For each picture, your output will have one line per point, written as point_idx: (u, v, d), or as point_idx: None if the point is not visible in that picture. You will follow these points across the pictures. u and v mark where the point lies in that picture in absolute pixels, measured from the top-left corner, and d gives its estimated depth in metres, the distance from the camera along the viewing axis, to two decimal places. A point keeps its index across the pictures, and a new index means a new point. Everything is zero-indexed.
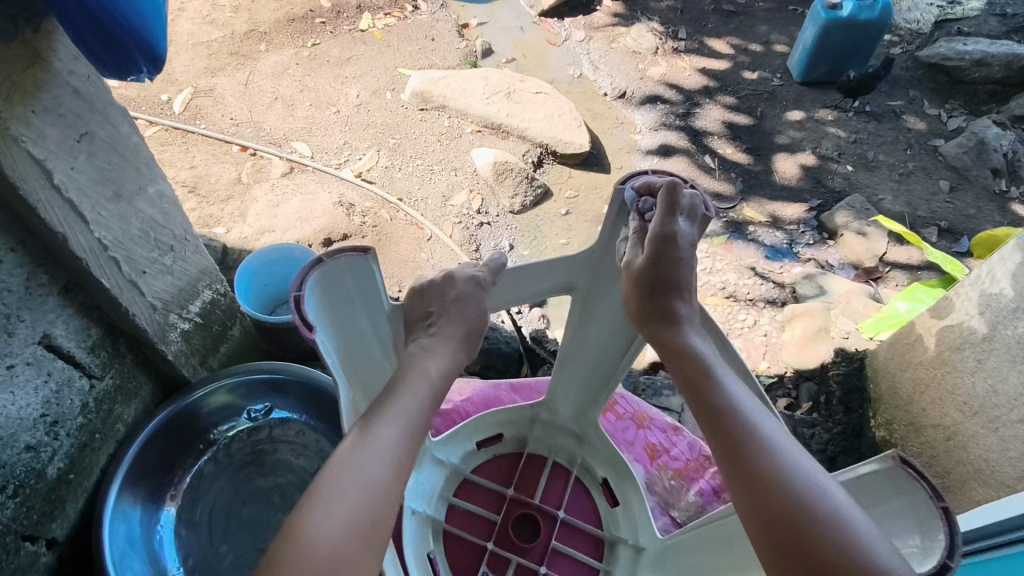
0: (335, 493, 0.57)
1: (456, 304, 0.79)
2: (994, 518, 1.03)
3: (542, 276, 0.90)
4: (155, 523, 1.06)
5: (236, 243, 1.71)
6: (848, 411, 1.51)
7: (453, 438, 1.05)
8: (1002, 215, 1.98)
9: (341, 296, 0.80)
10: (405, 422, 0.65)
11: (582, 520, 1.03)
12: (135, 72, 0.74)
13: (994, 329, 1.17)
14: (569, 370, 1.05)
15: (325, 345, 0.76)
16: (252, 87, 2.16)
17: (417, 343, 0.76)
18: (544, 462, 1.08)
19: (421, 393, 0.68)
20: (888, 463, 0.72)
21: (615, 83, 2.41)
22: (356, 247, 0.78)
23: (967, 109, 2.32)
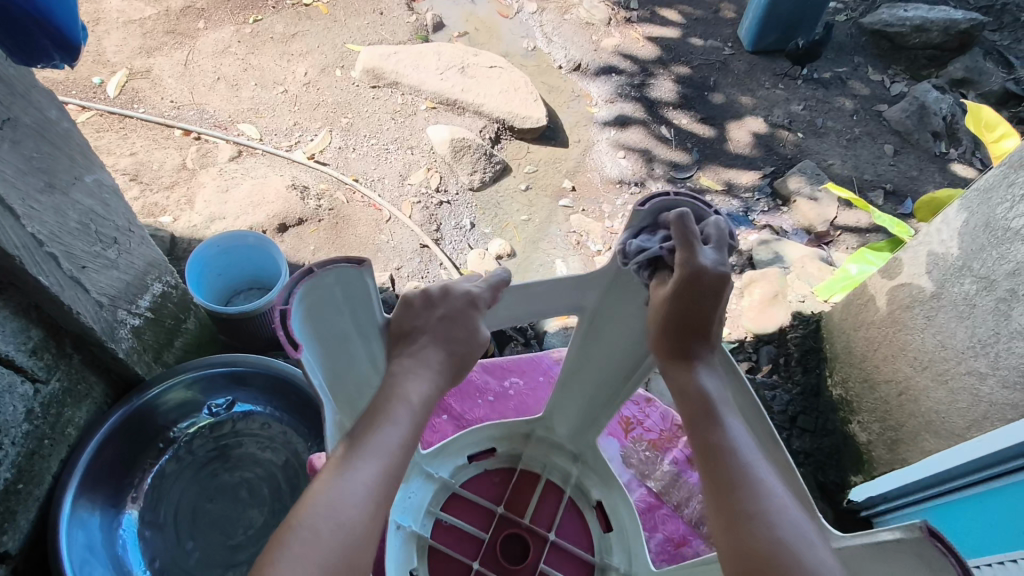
0: (308, 540, 0.53)
1: (443, 324, 0.71)
2: (961, 460, 1.07)
3: (555, 290, 0.80)
4: (116, 527, 1.02)
5: (185, 232, 1.64)
6: (806, 371, 1.58)
7: (443, 452, 0.97)
8: (942, 175, 2.06)
9: (328, 309, 0.67)
10: (385, 457, 0.60)
11: (573, 544, 0.95)
12: (48, 62, 0.67)
13: (941, 286, 1.22)
14: (569, 390, 0.96)
15: (311, 366, 0.64)
16: (192, 67, 2.05)
17: (397, 366, 0.68)
18: (537, 479, 0.99)
19: (403, 423, 0.63)
20: (915, 533, 0.58)
21: (569, 55, 2.39)
22: (350, 257, 0.63)
23: (908, 74, 2.38)
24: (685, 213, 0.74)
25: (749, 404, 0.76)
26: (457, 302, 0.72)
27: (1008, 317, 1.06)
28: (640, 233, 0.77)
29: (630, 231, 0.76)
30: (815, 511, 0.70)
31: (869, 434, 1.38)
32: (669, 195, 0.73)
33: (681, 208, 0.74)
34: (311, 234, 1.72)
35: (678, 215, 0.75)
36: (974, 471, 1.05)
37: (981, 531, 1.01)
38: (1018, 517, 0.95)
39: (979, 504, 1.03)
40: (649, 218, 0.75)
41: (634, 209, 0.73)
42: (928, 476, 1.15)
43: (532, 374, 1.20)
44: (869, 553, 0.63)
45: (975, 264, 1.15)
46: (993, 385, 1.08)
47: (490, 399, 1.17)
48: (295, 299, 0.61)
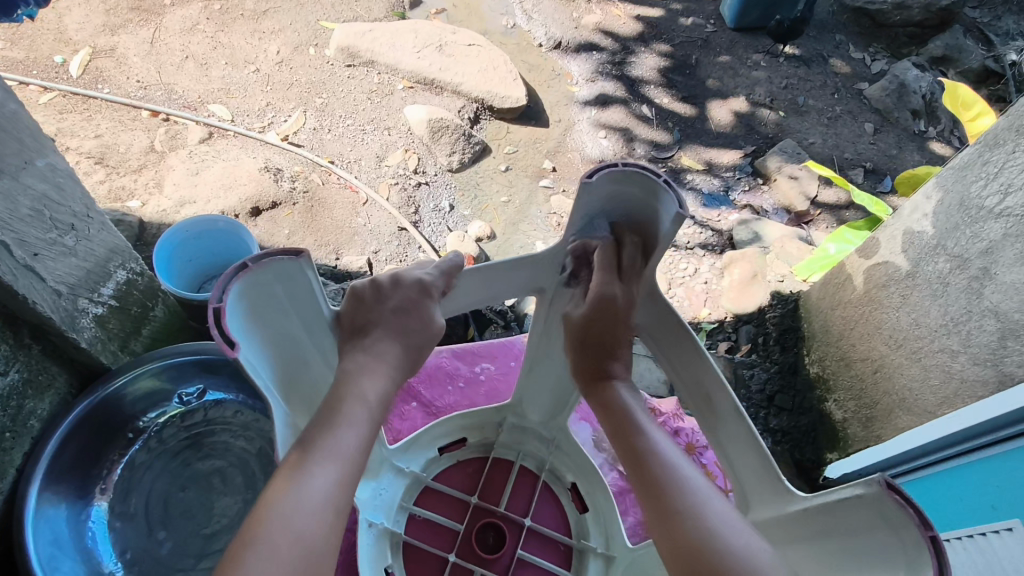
0: (264, 554, 0.52)
1: (396, 316, 0.70)
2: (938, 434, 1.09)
3: (518, 275, 0.78)
4: (83, 520, 1.00)
5: (154, 217, 1.59)
6: (783, 350, 1.59)
7: (414, 445, 0.96)
8: (921, 154, 2.07)
9: (270, 307, 0.64)
10: (343, 460, 0.59)
11: (549, 528, 0.94)
12: (21, 11, 0.75)
13: (916, 265, 1.23)
14: (535, 377, 0.95)
15: (251, 364, 0.61)
16: (158, 46, 1.99)
17: (350, 363, 0.67)
18: (510, 467, 0.98)
19: (359, 423, 0.62)
20: (875, 488, 0.58)
21: (549, 33, 2.34)
22: (287, 250, 0.61)
23: (889, 52, 2.38)
24: (637, 183, 0.69)
25: (713, 378, 0.75)
26: (409, 292, 0.70)
27: (980, 296, 1.07)
28: (592, 209, 0.72)
29: (582, 204, 0.72)
30: (781, 479, 0.70)
31: (845, 412, 1.39)
32: (618, 166, 0.68)
33: (633, 180, 0.68)
34: (286, 218, 1.68)
35: (629, 187, 0.69)
36: (952, 444, 1.06)
37: (952, 503, 1.03)
38: (991, 490, 0.96)
39: (952, 477, 1.04)
40: (600, 190, 0.70)
41: (581, 182, 0.68)
42: (904, 450, 1.17)
43: (503, 359, 1.19)
44: (830, 511, 0.63)
45: (948, 243, 1.15)
46: (964, 362, 1.09)
47: (461, 384, 1.16)
48: (230, 296, 0.58)
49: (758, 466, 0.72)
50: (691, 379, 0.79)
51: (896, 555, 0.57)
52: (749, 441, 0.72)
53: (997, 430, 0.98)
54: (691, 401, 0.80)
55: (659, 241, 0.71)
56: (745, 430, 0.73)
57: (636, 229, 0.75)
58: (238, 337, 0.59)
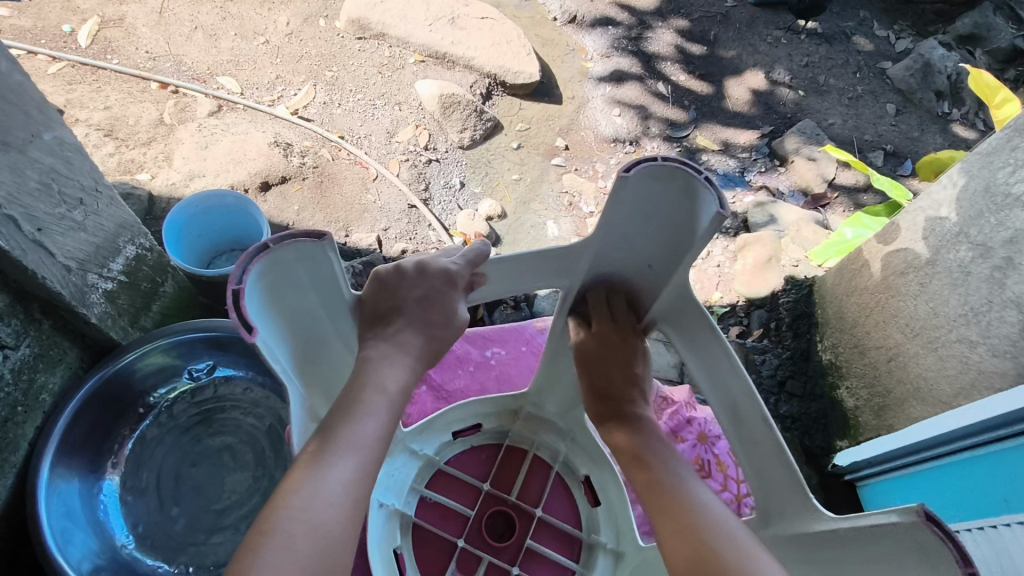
0: (285, 546, 0.51)
1: (421, 307, 0.68)
2: (955, 424, 1.06)
3: (549, 263, 0.76)
4: (96, 493, 1.01)
5: (163, 190, 1.58)
6: (796, 336, 1.57)
7: (428, 428, 0.96)
8: (944, 136, 2.02)
9: (290, 288, 0.63)
10: (362, 452, 0.58)
11: (560, 520, 0.93)
12: None
13: (936, 253, 1.20)
14: (558, 366, 0.93)
15: (267, 347, 0.59)
16: (167, 15, 1.95)
17: (372, 350, 0.65)
18: (524, 455, 0.98)
19: (380, 412, 0.61)
20: (911, 517, 0.55)
21: (565, 6, 2.28)
22: (311, 232, 0.60)
23: (914, 30, 2.31)
24: (676, 181, 0.66)
25: (743, 389, 0.72)
26: (434, 280, 0.69)
27: (1002, 286, 1.05)
28: (627, 203, 0.70)
29: (617, 199, 0.69)
30: (810, 497, 0.67)
31: (857, 400, 1.38)
32: (656, 161, 0.66)
33: (670, 176, 0.66)
34: (295, 194, 1.66)
35: (669, 184, 0.67)
36: (957, 438, 1.06)
37: (971, 495, 1.03)
38: (1001, 487, 0.97)
39: (963, 470, 1.05)
40: (637, 187, 0.68)
41: (618, 177, 0.66)
42: (910, 442, 1.16)
43: (515, 344, 1.18)
44: (856, 541, 0.60)
45: (971, 231, 1.12)
46: (983, 354, 1.07)
47: (471, 368, 1.15)
48: (250, 276, 0.57)
49: (787, 480, 0.70)
50: (719, 385, 0.76)
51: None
52: (776, 454, 0.70)
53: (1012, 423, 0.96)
54: (717, 408, 0.77)
55: (698, 240, 0.67)
56: (772, 440, 0.70)
57: (670, 229, 0.72)
58: (255, 320, 0.57)
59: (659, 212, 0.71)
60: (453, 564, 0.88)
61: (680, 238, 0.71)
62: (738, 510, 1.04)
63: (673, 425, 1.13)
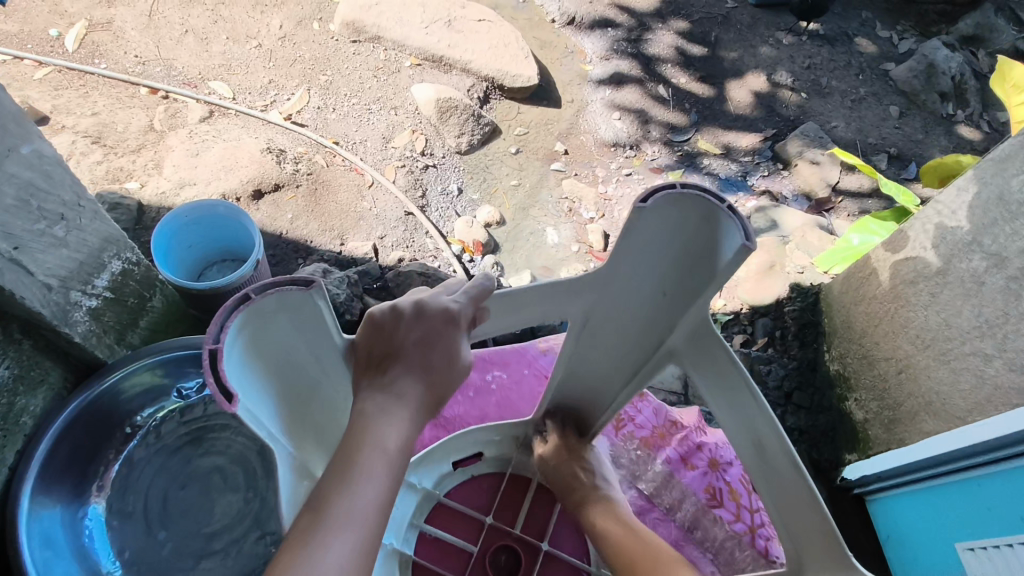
0: None
1: (419, 350, 0.63)
2: (970, 441, 1.03)
3: (555, 293, 0.71)
4: (79, 519, 0.97)
5: (153, 199, 1.54)
6: (802, 346, 1.53)
7: (427, 460, 0.90)
8: (949, 139, 1.99)
9: (275, 339, 0.59)
10: (358, 524, 0.56)
11: (566, 552, 0.90)
12: None
13: (948, 262, 1.17)
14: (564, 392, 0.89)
15: (252, 412, 0.55)
16: (157, 19, 1.91)
17: (369, 403, 0.61)
18: (527, 485, 0.95)
19: (377, 475, 0.58)
20: None
21: (563, 8, 2.25)
22: (298, 279, 0.56)
23: (917, 30, 2.28)
24: (695, 209, 0.62)
25: (770, 428, 0.66)
26: (434, 322, 0.63)
27: (1018, 298, 1.01)
28: (643, 234, 0.65)
29: (632, 229, 0.65)
30: (847, 552, 0.62)
31: (866, 413, 1.34)
32: (676, 188, 0.61)
33: (689, 204, 0.61)
34: (288, 202, 1.62)
35: (688, 214, 0.62)
36: (973, 453, 1.02)
37: (987, 515, 0.99)
38: (1018, 511, 0.93)
39: (977, 488, 1.01)
40: (653, 217, 0.63)
41: (634, 207, 0.61)
42: (928, 455, 1.12)
43: (517, 367, 1.15)
44: None
45: (985, 240, 1.09)
46: (999, 368, 1.04)
47: (471, 394, 1.11)
48: (229, 334, 0.53)
49: (819, 530, 0.65)
50: (742, 423, 0.70)
51: None
52: (808, 501, 0.65)
53: None
54: (741, 446, 0.72)
55: (716, 274, 0.62)
56: (804, 486, 0.65)
57: (687, 262, 0.66)
58: (237, 383, 0.53)
59: (674, 242, 0.65)
60: None
61: (695, 271, 0.66)
62: (752, 542, 1.01)
63: (682, 452, 1.10)
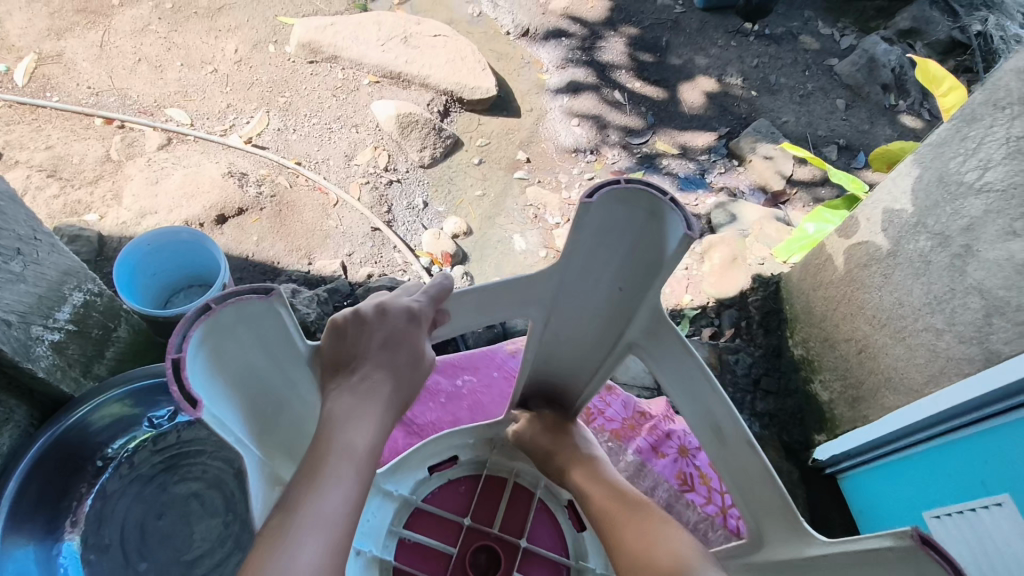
0: None
1: (384, 352, 0.66)
2: (925, 412, 1.09)
3: (513, 292, 0.73)
4: (54, 556, 0.95)
5: (114, 230, 1.52)
6: (767, 333, 1.58)
7: (402, 468, 0.92)
8: (893, 128, 2.07)
9: (236, 350, 0.60)
10: (330, 525, 0.57)
11: (546, 549, 0.91)
12: None
13: (897, 244, 1.22)
14: None
15: (218, 420, 0.55)
16: (109, 49, 1.90)
17: (337, 405, 0.63)
18: (505, 484, 0.96)
19: (348, 479, 0.59)
20: (904, 542, 0.54)
21: (516, 20, 2.29)
22: (256, 288, 0.58)
23: (857, 27, 2.37)
24: (642, 204, 0.64)
25: (724, 410, 0.70)
26: (396, 322, 0.67)
27: (963, 273, 1.06)
28: (592, 230, 0.67)
29: (581, 226, 0.67)
30: (799, 518, 0.66)
31: (831, 393, 1.39)
32: (620, 183, 0.63)
33: (635, 198, 0.64)
34: (253, 224, 1.62)
35: (634, 208, 0.64)
36: (979, 408, 0.98)
37: (947, 481, 1.04)
38: (988, 467, 0.96)
39: (984, 443, 0.98)
40: (599, 212, 0.65)
41: (580, 204, 0.63)
42: (895, 429, 1.16)
43: (485, 370, 1.16)
44: (854, 560, 0.59)
45: (929, 221, 1.14)
46: (949, 341, 1.08)
47: (442, 400, 1.12)
48: (192, 344, 0.53)
49: (774, 500, 0.68)
50: (698, 406, 0.74)
51: None
52: (761, 474, 0.69)
53: (1000, 400, 0.95)
54: (699, 430, 0.75)
55: (665, 264, 0.64)
56: (758, 462, 0.68)
57: (636, 254, 0.69)
58: (201, 392, 0.53)
59: (621, 240, 0.68)
60: None
61: (646, 264, 0.68)
62: (723, 523, 1.04)
63: (652, 441, 1.12)
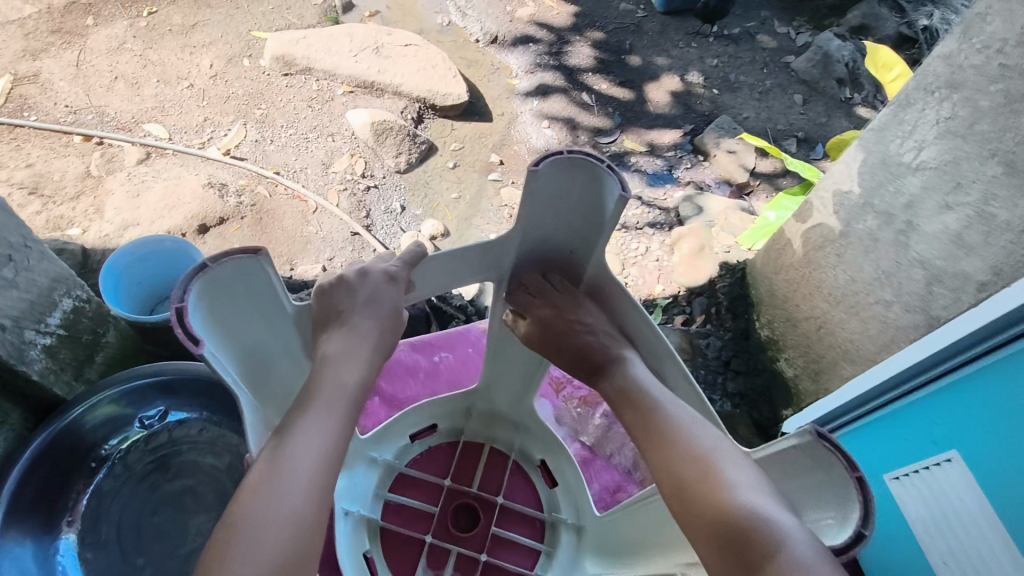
0: (254, 539, 0.53)
1: (368, 307, 0.71)
2: (880, 379, 1.16)
3: (479, 260, 0.80)
4: (52, 554, 0.99)
5: (97, 243, 1.56)
6: (735, 317, 1.65)
7: (385, 436, 0.97)
8: (849, 120, 2.17)
9: (231, 306, 0.65)
10: (320, 443, 0.59)
11: (522, 505, 0.97)
12: None
13: (848, 225, 1.29)
14: (501, 361, 0.96)
15: (216, 360, 0.61)
16: (85, 68, 1.93)
17: (330, 349, 0.67)
18: (481, 449, 1.01)
19: (336, 408, 0.63)
20: (806, 437, 0.63)
21: (485, 28, 2.37)
22: (247, 247, 0.63)
23: (811, 24, 2.48)
24: (582, 170, 0.72)
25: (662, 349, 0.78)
26: (376, 284, 0.72)
27: (906, 247, 1.14)
28: (543, 197, 0.75)
29: (533, 193, 0.74)
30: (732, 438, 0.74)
31: (795, 369, 1.47)
32: (564, 153, 0.71)
33: (578, 166, 0.72)
34: (234, 233, 1.66)
35: (577, 173, 0.73)
36: (981, 340, 0.96)
37: (898, 444, 1.10)
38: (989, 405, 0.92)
39: (993, 377, 0.92)
40: (548, 179, 0.73)
41: (529, 173, 0.71)
42: (858, 394, 1.21)
43: (462, 348, 1.22)
44: (770, 463, 0.69)
45: (874, 201, 1.22)
46: (898, 311, 1.17)
47: (421, 376, 1.18)
48: (193, 295, 0.59)
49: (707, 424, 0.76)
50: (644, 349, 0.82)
51: (827, 490, 0.63)
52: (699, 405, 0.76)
53: (996, 334, 0.93)
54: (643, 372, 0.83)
55: (608, 220, 0.74)
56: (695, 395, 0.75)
57: (584, 216, 0.78)
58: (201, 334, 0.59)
59: (569, 204, 0.76)
60: (423, 561, 0.90)
61: (593, 223, 0.78)
62: None
63: None
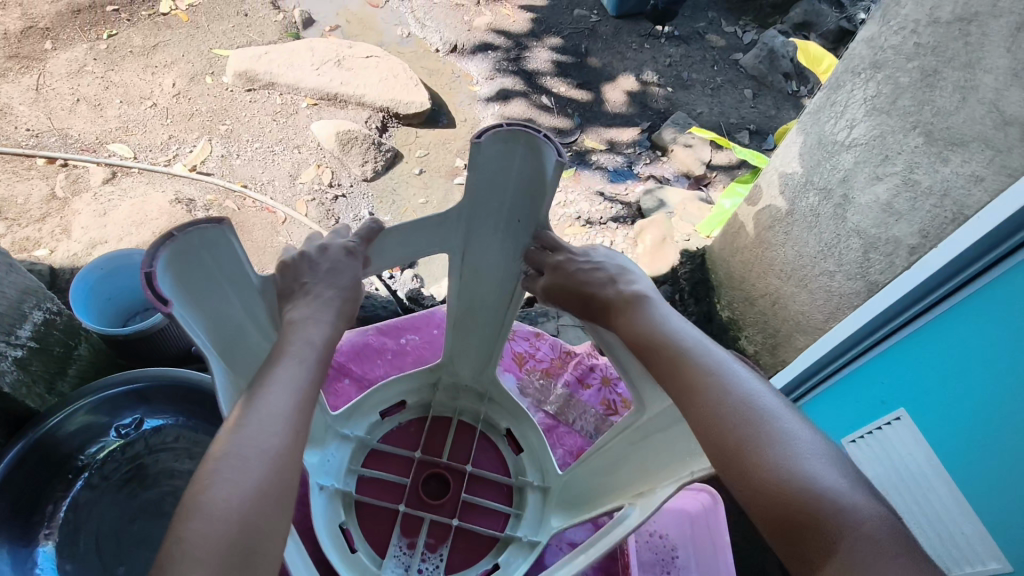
0: (234, 464, 0.53)
1: (329, 275, 0.76)
2: (834, 342, 1.18)
3: (433, 230, 0.85)
4: (31, 565, 0.99)
5: (65, 262, 1.56)
6: (698, 300, 1.70)
7: (356, 413, 1.03)
8: (797, 111, 2.27)
9: (197, 273, 0.69)
10: (292, 385, 0.61)
11: (490, 471, 1.04)
12: None
13: (793, 204, 1.37)
14: (464, 331, 1.03)
15: (185, 322, 0.65)
16: (45, 92, 1.93)
17: (296, 314, 0.70)
18: (449, 423, 1.08)
19: (309, 359, 0.65)
20: None
21: (444, 37, 2.43)
22: (210, 219, 0.66)
23: (756, 23, 2.59)
24: (522, 141, 0.77)
25: None
26: (337, 256, 0.78)
27: (844, 219, 1.21)
28: (487, 169, 0.81)
29: (478, 166, 0.80)
30: None
31: (755, 345, 1.53)
32: (503, 126, 0.76)
33: (518, 138, 0.77)
34: None
35: (517, 146, 0.78)
36: (953, 276, 0.94)
37: (853, 405, 1.13)
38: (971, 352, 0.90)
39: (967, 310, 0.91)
40: (490, 151, 0.78)
41: (472, 145, 0.77)
42: (809, 365, 1.25)
43: (426, 329, 1.26)
44: None
45: (814, 178, 1.29)
46: (840, 280, 1.23)
47: (388, 357, 1.22)
48: (160, 262, 0.62)
49: None
50: None
51: None
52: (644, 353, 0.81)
53: (962, 270, 0.93)
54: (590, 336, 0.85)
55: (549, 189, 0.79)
56: None
57: (527, 187, 0.83)
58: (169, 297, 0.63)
59: (511, 175, 0.82)
60: (397, 530, 0.96)
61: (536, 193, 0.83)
62: None
63: (579, 374, 1.25)
